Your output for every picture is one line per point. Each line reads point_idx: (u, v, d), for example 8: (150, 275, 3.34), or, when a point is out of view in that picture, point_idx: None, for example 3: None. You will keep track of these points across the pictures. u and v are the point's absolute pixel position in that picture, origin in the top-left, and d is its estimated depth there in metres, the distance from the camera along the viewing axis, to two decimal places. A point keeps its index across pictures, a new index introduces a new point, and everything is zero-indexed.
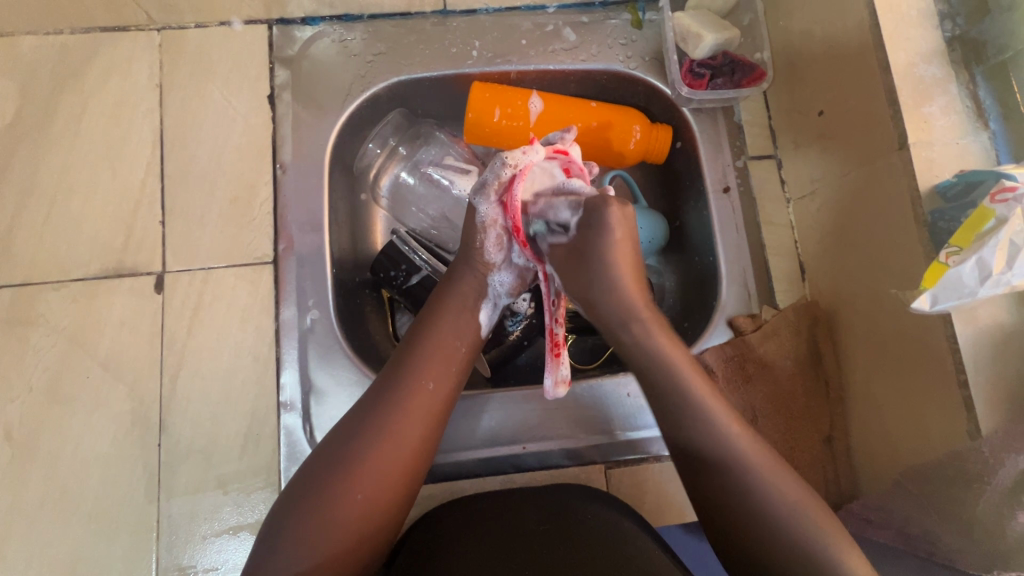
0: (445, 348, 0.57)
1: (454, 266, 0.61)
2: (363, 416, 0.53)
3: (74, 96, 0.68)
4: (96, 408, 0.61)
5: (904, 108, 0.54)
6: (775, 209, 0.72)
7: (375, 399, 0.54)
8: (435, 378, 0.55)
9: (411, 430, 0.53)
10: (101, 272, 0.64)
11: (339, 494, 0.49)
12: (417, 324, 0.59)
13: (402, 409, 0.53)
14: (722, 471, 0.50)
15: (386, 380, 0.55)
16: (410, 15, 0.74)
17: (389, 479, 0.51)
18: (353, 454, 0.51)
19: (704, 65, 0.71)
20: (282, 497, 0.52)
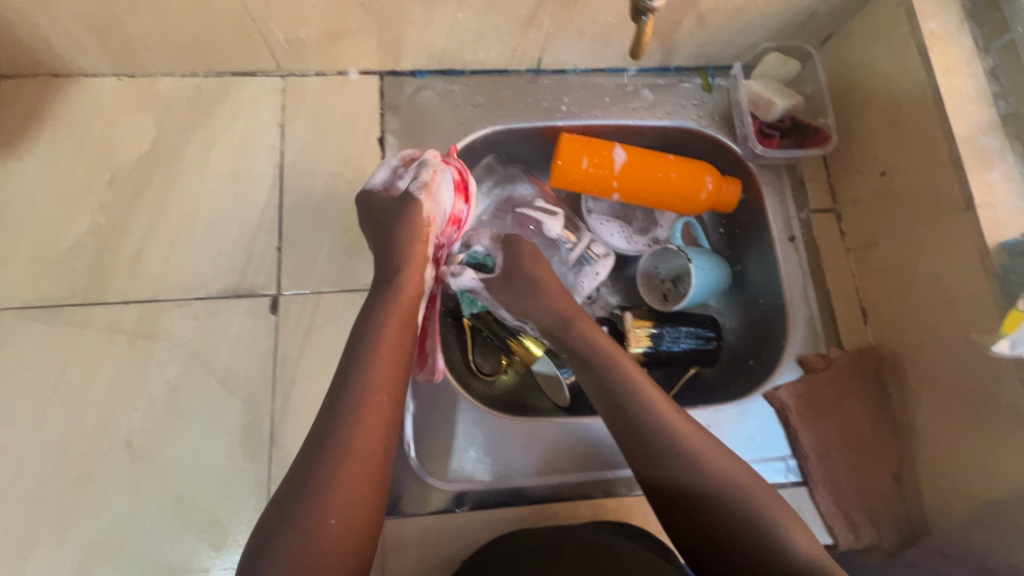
0: (391, 362, 0.58)
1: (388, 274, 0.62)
2: (323, 439, 0.52)
3: (204, 131, 0.74)
4: (212, 420, 0.64)
5: (968, 173, 0.61)
6: (837, 257, 0.78)
7: (328, 420, 0.53)
8: (387, 388, 0.56)
9: (375, 443, 0.53)
10: (221, 292, 0.69)
11: (318, 512, 0.49)
12: (357, 336, 0.58)
13: (363, 423, 0.53)
14: (694, 481, 0.56)
15: (340, 400, 0.54)
16: (506, 71, 0.81)
17: (360, 496, 0.51)
18: (326, 480, 0.50)
19: (772, 126, 0.79)
20: (257, 530, 0.50)
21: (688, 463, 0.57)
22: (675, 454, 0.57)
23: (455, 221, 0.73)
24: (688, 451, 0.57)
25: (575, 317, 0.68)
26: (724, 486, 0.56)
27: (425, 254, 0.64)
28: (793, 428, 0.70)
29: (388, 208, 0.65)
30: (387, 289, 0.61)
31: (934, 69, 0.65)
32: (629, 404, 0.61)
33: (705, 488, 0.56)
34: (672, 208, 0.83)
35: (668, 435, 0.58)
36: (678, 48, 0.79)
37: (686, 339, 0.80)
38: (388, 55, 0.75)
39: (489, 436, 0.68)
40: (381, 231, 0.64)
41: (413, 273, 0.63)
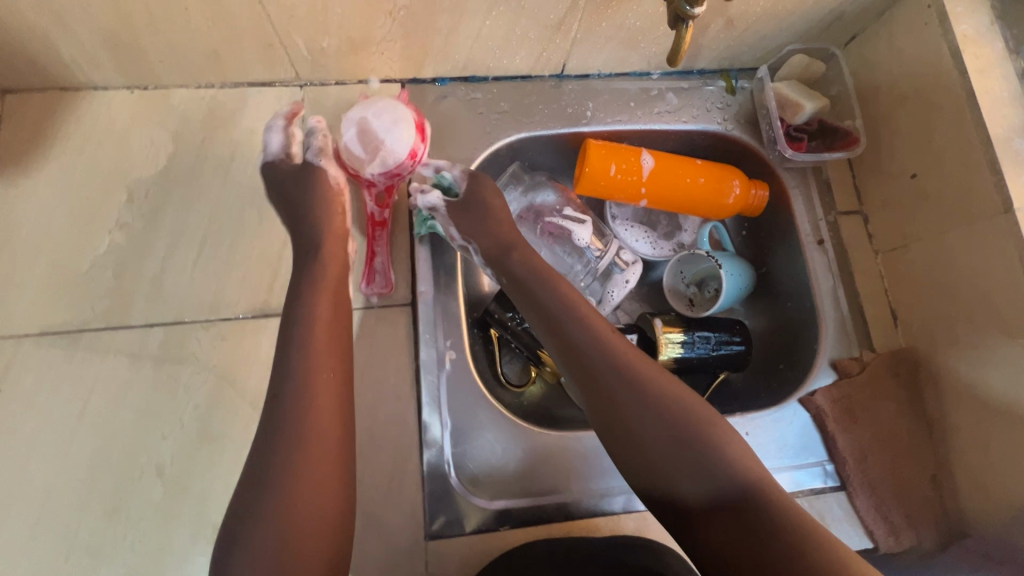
0: (334, 337, 0.57)
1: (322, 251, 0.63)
2: (271, 422, 0.51)
3: (222, 144, 0.72)
4: (246, 445, 0.62)
5: (1006, 176, 0.61)
6: (865, 260, 0.78)
7: (275, 404, 0.52)
8: (329, 362, 0.55)
9: (321, 417, 0.52)
10: (248, 312, 0.67)
11: (279, 500, 0.48)
12: (293, 317, 0.58)
13: (307, 403, 0.52)
14: (651, 433, 0.55)
15: (284, 387, 0.53)
16: (529, 77, 0.79)
17: (326, 479, 0.50)
18: (281, 460, 0.49)
19: (799, 129, 0.78)
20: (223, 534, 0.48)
21: (639, 416, 0.56)
22: (632, 403, 0.56)
23: (412, 155, 0.67)
24: (639, 400, 0.56)
25: (523, 274, 0.67)
26: (679, 426, 0.55)
27: (343, 228, 0.66)
28: (831, 433, 0.70)
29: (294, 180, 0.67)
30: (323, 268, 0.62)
31: (968, 72, 0.65)
32: (585, 361, 0.60)
33: (659, 435, 0.55)
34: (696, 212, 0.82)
35: (630, 400, 0.57)
36: (703, 52, 0.78)
37: (716, 345, 0.80)
38: (411, 63, 0.73)
39: (532, 451, 0.66)
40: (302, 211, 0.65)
41: (337, 244, 0.65)
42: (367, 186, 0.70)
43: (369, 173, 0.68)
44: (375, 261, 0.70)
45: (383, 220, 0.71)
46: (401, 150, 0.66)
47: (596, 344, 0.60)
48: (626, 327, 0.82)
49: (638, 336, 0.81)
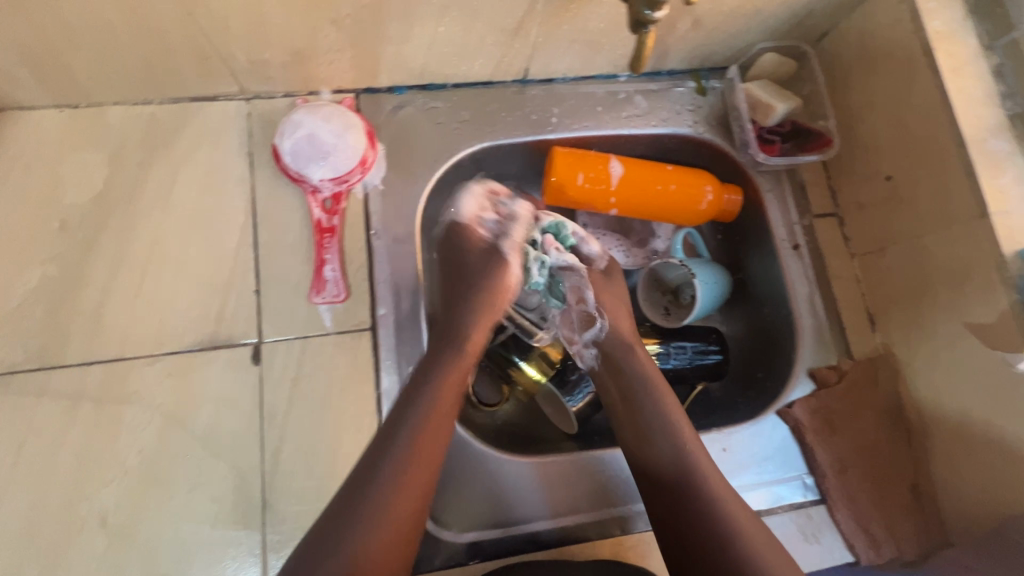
0: (443, 424, 0.56)
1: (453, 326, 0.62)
2: (360, 484, 0.51)
3: (163, 165, 0.67)
4: (197, 487, 0.59)
5: (981, 179, 0.59)
6: (842, 264, 0.76)
7: (369, 468, 0.52)
8: (438, 443, 0.55)
9: (408, 497, 0.52)
10: (196, 344, 0.63)
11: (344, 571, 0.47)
12: (418, 377, 0.58)
13: (401, 483, 0.52)
14: (695, 515, 0.56)
15: (384, 462, 0.52)
16: (491, 83, 0.76)
17: (388, 560, 0.49)
18: (355, 528, 0.49)
19: (773, 131, 0.75)
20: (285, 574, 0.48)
21: (693, 496, 0.57)
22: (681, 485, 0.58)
23: (361, 163, 0.67)
24: (693, 483, 0.58)
25: (623, 356, 0.67)
26: (731, 521, 0.55)
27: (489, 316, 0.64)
28: (810, 445, 0.68)
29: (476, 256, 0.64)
30: (449, 347, 0.61)
31: (941, 69, 0.62)
32: (652, 434, 0.62)
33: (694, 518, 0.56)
34: (666, 220, 0.79)
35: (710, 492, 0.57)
36: (671, 52, 0.75)
37: (692, 355, 0.78)
38: (364, 72, 0.69)
39: (495, 477, 0.64)
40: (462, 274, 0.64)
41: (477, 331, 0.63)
42: (312, 193, 0.68)
43: (314, 178, 0.66)
44: (325, 269, 0.66)
45: (331, 227, 0.67)
46: (351, 158, 0.67)
47: (668, 421, 0.62)
48: None
49: None
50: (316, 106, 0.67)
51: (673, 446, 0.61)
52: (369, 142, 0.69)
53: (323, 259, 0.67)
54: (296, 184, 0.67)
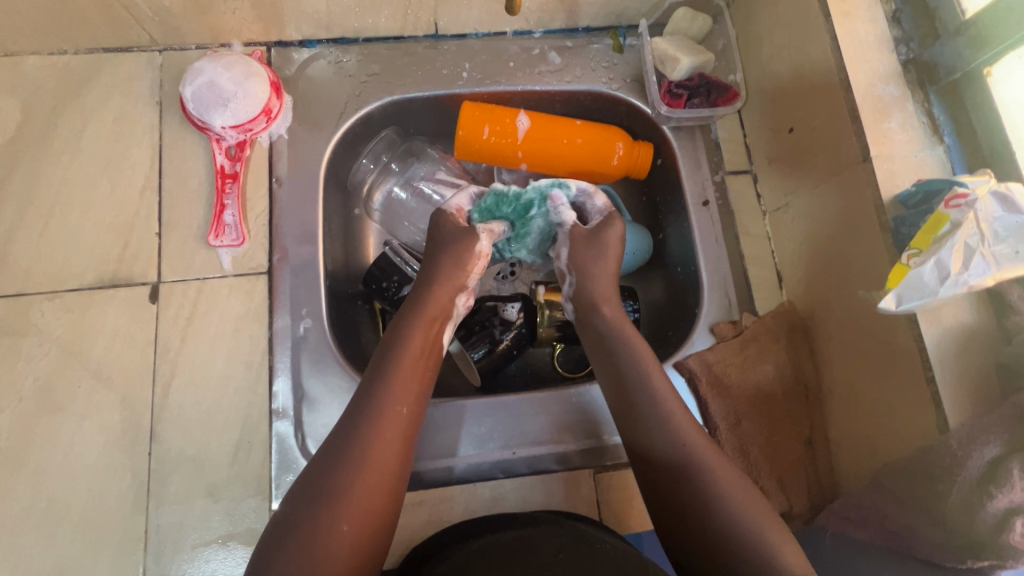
0: (416, 370, 0.59)
1: (424, 291, 0.65)
2: (337, 448, 0.53)
3: (75, 113, 0.70)
4: (87, 417, 0.61)
5: (865, 123, 0.58)
6: (752, 221, 0.75)
7: (345, 434, 0.54)
8: (408, 399, 0.57)
9: (383, 454, 0.53)
10: (96, 282, 0.65)
11: (329, 519, 0.49)
12: (386, 347, 0.60)
13: (379, 428, 0.54)
14: (668, 456, 0.56)
15: (358, 409, 0.55)
16: (403, 38, 0.77)
17: (374, 502, 0.51)
18: (332, 489, 0.50)
19: (681, 86, 0.75)
20: (266, 535, 0.50)
21: (692, 473, 0.55)
22: (675, 467, 0.56)
23: (265, 112, 0.69)
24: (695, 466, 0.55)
25: (592, 311, 0.67)
26: (693, 459, 0.55)
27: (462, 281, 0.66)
28: (703, 401, 0.68)
29: (452, 235, 0.68)
30: (419, 306, 0.64)
31: (832, 15, 0.61)
32: (641, 412, 0.59)
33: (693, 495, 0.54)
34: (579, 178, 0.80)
35: (668, 432, 0.57)
36: (582, 7, 0.75)
37: None
38: (270, 23, 0.71)
39: None
40: (431, 254, 0.67)
41: (446, 290, 0.65)
42: (216, 140, 0.69)
43: (216, 125, 0.68)
44: (225, 214, 0.68)
45: (233, 173, 0.69)
46: (253, 107, 0.68)
47: (654, 401, 0.59)
48: (510, 296, 0.79)
49: (522, 304, 0.78)
50: (219, 55, 0.69)
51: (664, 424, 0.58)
52: (272, 91, 0.70)
53: (223, 203, 0.68)
54: (201, 132, 0.70)
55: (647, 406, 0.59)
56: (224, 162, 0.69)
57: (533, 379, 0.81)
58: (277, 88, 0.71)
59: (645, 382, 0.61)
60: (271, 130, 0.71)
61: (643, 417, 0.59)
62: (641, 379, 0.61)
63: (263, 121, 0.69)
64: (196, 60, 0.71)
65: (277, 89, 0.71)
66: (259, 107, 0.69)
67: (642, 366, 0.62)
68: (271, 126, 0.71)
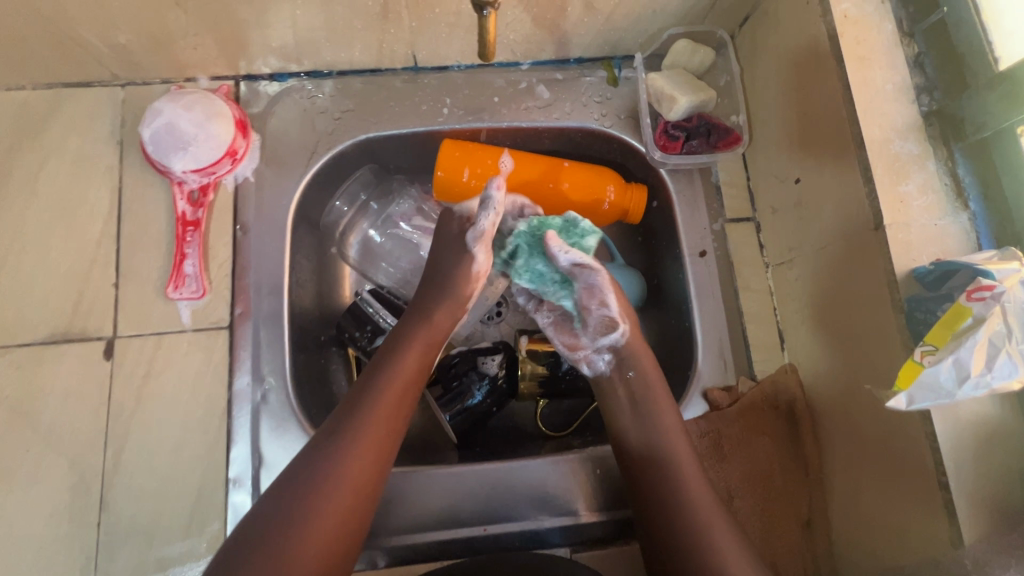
0: (406, 391, 0.56)
1: (423, 305, 0.61)
2: (311, 461, 0.50)
3: (32, 153, 0.66)
4: (35, 483, 0.58)
5: (879, 186, 0.52)
6: (754, 274, 0.69)
7: (322, 446, 0.51)
8: (393, 422, 0.54)
9: (358, 470, 0.50)
10: (48, 337, 0.62)
11: (291, 543, 0.46)
12: (377, 360, 0.57)
13: (358, 451, 0.51)
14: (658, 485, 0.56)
15: (341, 426, 0.52)
16: (380, 70, 0.71)
17: (339, 530, 0.48)
18: (297, 510, 0.47)
19: (679, 126, 0.69)
20: (225, 549, 0.47)
21: (679, 503, 0.54)
22: (670, 506, 0.54)
23: (230, 154, 0.65)
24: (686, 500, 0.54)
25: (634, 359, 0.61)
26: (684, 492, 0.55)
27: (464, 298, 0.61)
28: None
29: (458, 248, 0.61)
30: (418, 320, 0.60)
31: (845, 59, 0.55)
32: (646, 447, 0.58)
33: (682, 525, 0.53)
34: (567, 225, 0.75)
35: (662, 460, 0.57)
36: (572, 38, 0.69)
37: None
38: (236, 58, 0.66)
39: None
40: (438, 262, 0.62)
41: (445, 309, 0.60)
42: (177, 184, 0.65)
43: (176, 169, 0.63)
44: (184, 264, 0.64)
45: (195, 220, 0.65)
46: (215, 149, 0.64)
47: (663, 436, 0.58)
48: (492, 347, 0.73)
49: (505, 357, 0.73)
50: (180, 94, 0.65)
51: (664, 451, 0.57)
52: (239, 131, 0.66)
53: (183, 251, 0.64)
54: (161, 175, 0.65)
55: (653, 437, 0.58)
56: (186, 207, 0.65)
57: (514, 436, 0.75)
58: (244, 127, 0.66)
59: (655, 414, 0.59)
60: (239, 172, 0.67)
61: (643, 447, 0.58)
62: (650, 409, 0.59)
63: (228, 164, 0.65)
64: (158, 97, 0.67)
65: (244, 129, 0.66)
66: (225, 150, 0.64)
67: (652, 398, 0.60)
68: (239, 168, 0.67)
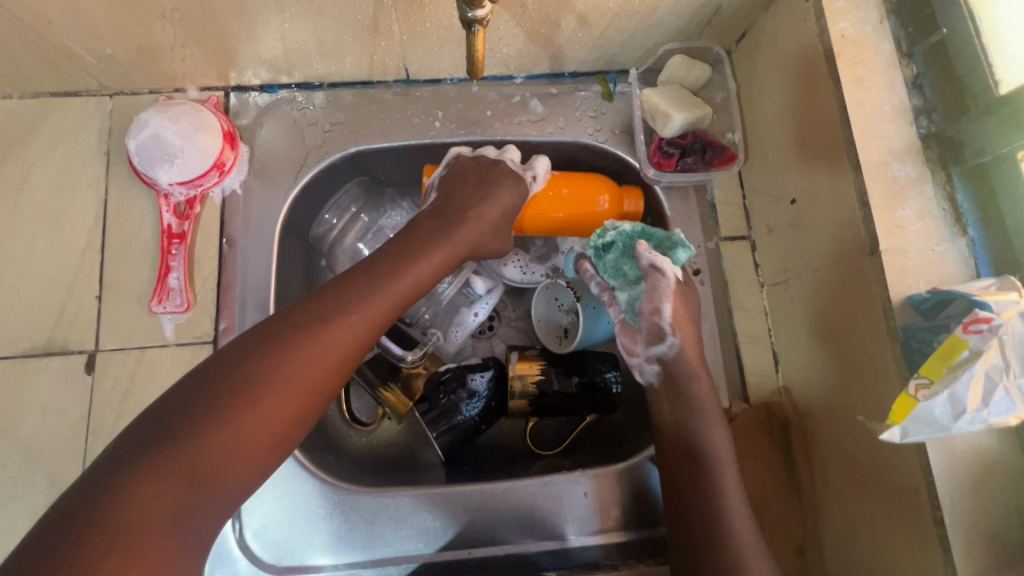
0: (386, 305, 0.56)
1: (425, 229, 0.63)
2: (279, 336, 0.50)
3: (17, 162, 0.65)
4: (13, 498, 0.57)
5: (875, 210, 0.51)
6: (748, 294, 0.68)
7: (293, 326, 0.51)
8: (364, 329, 0.54)
9: (320, 356, 0.50)
10: (28, 350, 0.61)
11: (227, 416, 0.46)
12: (364, 268, 0.57)
13: (321, 343, 0.51)
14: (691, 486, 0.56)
15: (313, 318, 0.51)
16: (371, 83, 0.71)
17: (277, 413, 0.48)
18: (241, 384, 0.47)
19: (674, 143, 0.68)
20: (171, 396, 0.47)
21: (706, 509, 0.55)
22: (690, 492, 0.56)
23: (217, 166, 0.64)
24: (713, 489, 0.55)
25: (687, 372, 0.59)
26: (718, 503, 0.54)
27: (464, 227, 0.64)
28: None
29: (465, 171, 0.66)
30: (417, 244, 0.61)
31: (842, 79, 0.54)
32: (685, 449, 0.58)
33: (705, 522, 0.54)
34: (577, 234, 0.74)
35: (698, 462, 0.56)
36: (567, 53, 0.68)
37: (581, 384, 0.70)
38: (226, 69, 0.65)
39: (320, 508, 0.60)
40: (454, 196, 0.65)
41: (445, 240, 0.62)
42: (164, 197, 0.64)
43: (163, 182, 0.63)
44: (169, 277, 0.63)
45: (181, 232, 0.64)
46: (202, 161, 0.63)
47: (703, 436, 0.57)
48: (481, 362, 0.72)
49: (494, 373, 0.71)
50: (168, 105, 0.64)
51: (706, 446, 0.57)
52: (225, 141, 0.64)
53: (168, 264, 0.63)
54: (148, 187, 0.65)
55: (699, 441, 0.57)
56: (172, 220, 0.64)
57: (505, 454, 0.74)
58: (230, 137, 0.65)
59: (695, 416, 0.58)
60: (226, 184, 0.66)
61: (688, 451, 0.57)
62: (693, 408, 0.58)
63: (214, 176, 0.64)
64: (146, 108, 0.66)
65: (230, 138, 0.65)
66: (209, 161, 0.63)
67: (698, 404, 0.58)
68: (224, 179, 0.66)
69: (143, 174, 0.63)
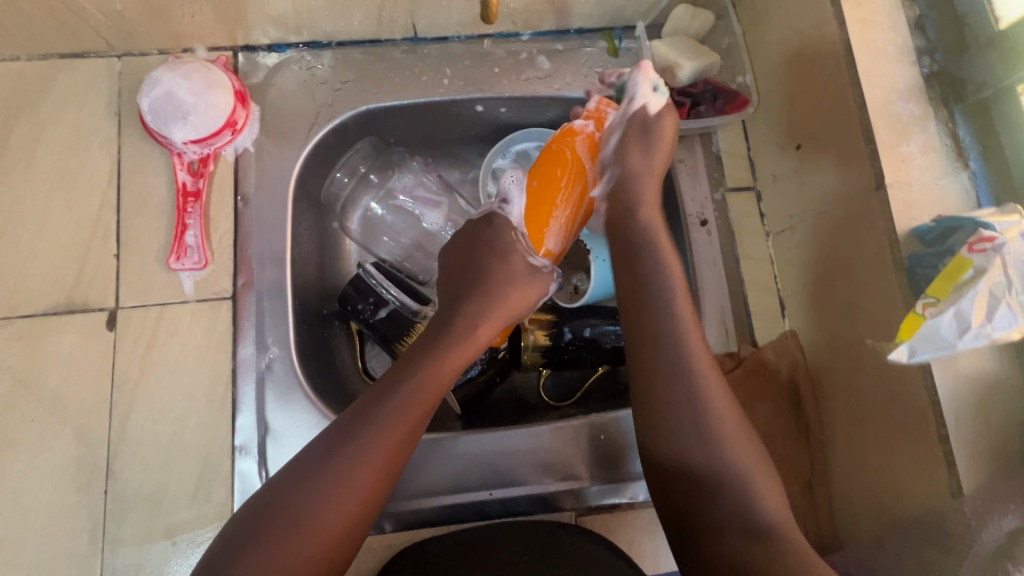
0: (428, 398, 0.53)
1: (468, 305, 0.59)
2: (309, 472, 0.48)
3: (28, 124, 0.65)
4: (41, 452, 0.58)
5: (880, 146, 0.52)
6: (755, 243, 0.70)
7: (325, 455, 0.49)
8: (413, 429, 0.51)
9: (375, 469, 0.48)
10: (49, 307, 0.62)
11: (292, 543, 0.44)
12: (405, 366, 0.54)
13: (370, 455, 0.48)
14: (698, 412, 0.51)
15: (359, 433, 0.49)
16: (380, 41, 0.71)
17: (346, 530, 0.47)
18: (305, 510, 0.46)
19: (684, 93, 0.70)
20: (226, 533, 0.46)
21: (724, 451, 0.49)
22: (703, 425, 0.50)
23: (230, 125, 0.64)
24: (699, 401, 0.51)
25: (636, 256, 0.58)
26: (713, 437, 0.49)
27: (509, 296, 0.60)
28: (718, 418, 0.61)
29: (508, 257, 0.61)
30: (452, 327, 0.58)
31: (847, 20, 0.55)
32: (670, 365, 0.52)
33: (706, 479, 0.49)
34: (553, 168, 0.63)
35: (687, 390, 0.51)
36: (573, 7, 0.69)
37: (593, 337, 0.71)
38: (235, 27, 0.66)
39: None
40: (477, 272, 0.61)
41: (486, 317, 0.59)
42: (177, 155, 0.65)
43: (176, 140, 0.63)
44: (186, 235, 0.64)
45: (195, 190, 0.65)
46: (215, 118, 0.63)
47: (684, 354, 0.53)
48: None
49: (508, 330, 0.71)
50: (178, 63, 0.64)
51: (670, 338, 0.53)
52: (237, 100, 0.65)
53: (184, 221, 0.64)
54: (160, 145, 0.65)
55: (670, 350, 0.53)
56: (188, 179, 0.65)
57: (518, 409, 0.75)
58: (241, 96, 0.65)
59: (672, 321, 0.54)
60: (237, 143, 0.67)
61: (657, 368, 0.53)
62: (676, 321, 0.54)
63: (225, 135, 0.64)
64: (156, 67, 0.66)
65: (241, 98, 0.65)
66: (222, 120, 0.64)
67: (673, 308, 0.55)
68: (235, 138, 0.66)
69: (156, 134, 0.63)
